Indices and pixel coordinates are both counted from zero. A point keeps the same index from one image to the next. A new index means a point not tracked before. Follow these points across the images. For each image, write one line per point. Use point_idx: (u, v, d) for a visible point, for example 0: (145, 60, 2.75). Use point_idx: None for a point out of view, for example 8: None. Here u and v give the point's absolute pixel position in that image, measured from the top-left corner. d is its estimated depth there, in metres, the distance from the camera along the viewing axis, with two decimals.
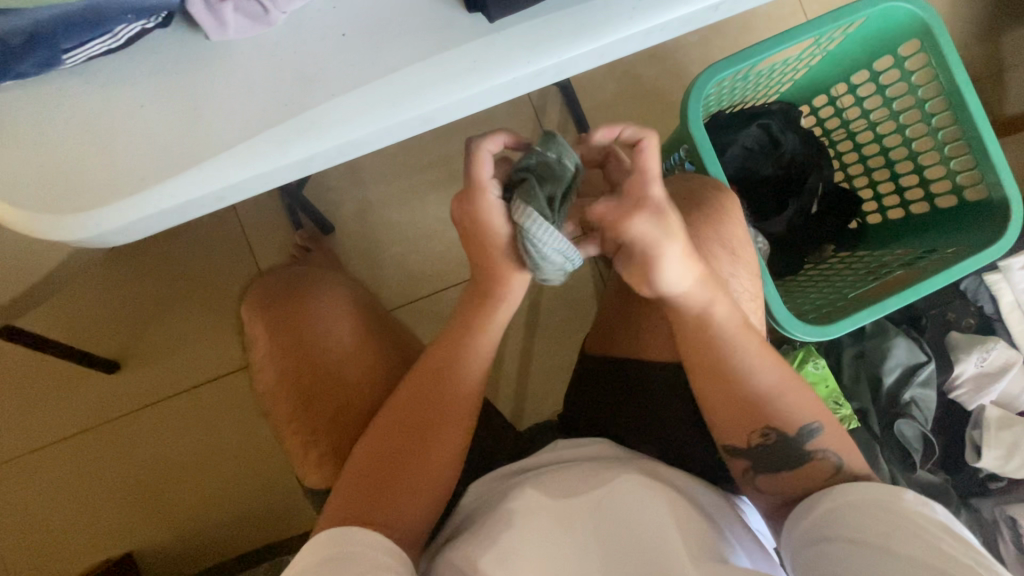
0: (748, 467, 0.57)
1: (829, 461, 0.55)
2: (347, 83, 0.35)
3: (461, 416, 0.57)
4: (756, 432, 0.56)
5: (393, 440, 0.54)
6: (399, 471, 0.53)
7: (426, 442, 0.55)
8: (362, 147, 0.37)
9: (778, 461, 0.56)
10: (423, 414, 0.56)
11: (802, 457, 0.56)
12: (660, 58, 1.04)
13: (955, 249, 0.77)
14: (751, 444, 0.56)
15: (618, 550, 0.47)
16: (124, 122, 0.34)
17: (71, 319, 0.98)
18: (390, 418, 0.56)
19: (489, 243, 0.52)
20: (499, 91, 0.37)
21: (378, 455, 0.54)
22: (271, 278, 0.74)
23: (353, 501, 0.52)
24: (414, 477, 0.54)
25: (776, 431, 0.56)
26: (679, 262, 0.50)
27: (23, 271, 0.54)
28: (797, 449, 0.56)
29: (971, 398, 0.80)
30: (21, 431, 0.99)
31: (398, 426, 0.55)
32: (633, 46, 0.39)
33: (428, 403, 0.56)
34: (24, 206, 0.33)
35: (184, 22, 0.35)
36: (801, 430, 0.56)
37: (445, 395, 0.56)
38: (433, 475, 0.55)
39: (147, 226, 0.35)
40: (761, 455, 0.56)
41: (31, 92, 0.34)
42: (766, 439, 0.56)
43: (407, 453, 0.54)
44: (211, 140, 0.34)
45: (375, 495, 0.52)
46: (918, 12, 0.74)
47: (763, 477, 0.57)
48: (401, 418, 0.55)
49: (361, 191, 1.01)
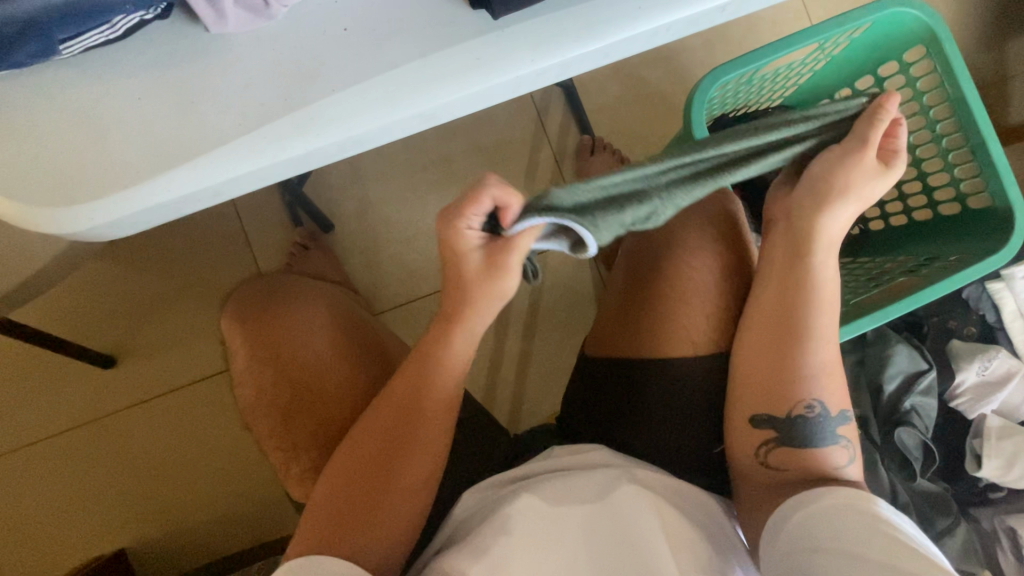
0: (773, 437, 0.56)
1: (845, 454, 0.56)
2: (347, 79, 0.34)
3: (439, 430, 0.57)
4: (801, 403, 0.56)
5: (372, 456, 0.54)
6: (375, 492, 0.53)
7: (404, 458, 0.54)
8: (363, 144, 0.37)
9: (804, 439, 0.55)
10: (404, 422, 0.55)
11: (826, 442, 0.56)
12: (664, 60, 1.03)
13: (958, 257, 0.77)
14: (791, 413, 0.56)
15: (609, 561, 0.47)
16: (119, 115, 0.34)
17: (68, 313, 0.98)
18: (365, 436, 0.55)
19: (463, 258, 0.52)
20: (502, 89, 0.36)
21: (354, 475, 0.54)
22: (246, 291, 0.79)
23: (334, 526, 0.51)
24: (391, 496, 0.53)
25: (819, 408, 0.56)
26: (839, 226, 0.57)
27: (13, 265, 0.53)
28: (824, 433, 0.56)
29: (972, 407, 0.79)
30: (15, 425, 0.98)
31: (376, 443, 0.55)
32: (638, 47, 0.39)
33: (406, 418, 0.55)
34: (15, 199, 0.32)
35: (184, 14, 0.34)
36: (837, 415, 0.56)
37: (420, 409, 0.56)
38: (413, 492, 0.54)
39: (141, 221, 0.35)
40: (794, 426, 0.56)
41: (27, 83, 0.34)
42: (809, 412, 0.56)
43: (386, 470, 0.54)
44: (208, 135, 0.34)
45: (355, 517, 0.52)
46: (924, 18, 0.73)
47: (783, 450, 0.56)
48: (376, 436, 0.55)
49: (362, 190, 1.01)
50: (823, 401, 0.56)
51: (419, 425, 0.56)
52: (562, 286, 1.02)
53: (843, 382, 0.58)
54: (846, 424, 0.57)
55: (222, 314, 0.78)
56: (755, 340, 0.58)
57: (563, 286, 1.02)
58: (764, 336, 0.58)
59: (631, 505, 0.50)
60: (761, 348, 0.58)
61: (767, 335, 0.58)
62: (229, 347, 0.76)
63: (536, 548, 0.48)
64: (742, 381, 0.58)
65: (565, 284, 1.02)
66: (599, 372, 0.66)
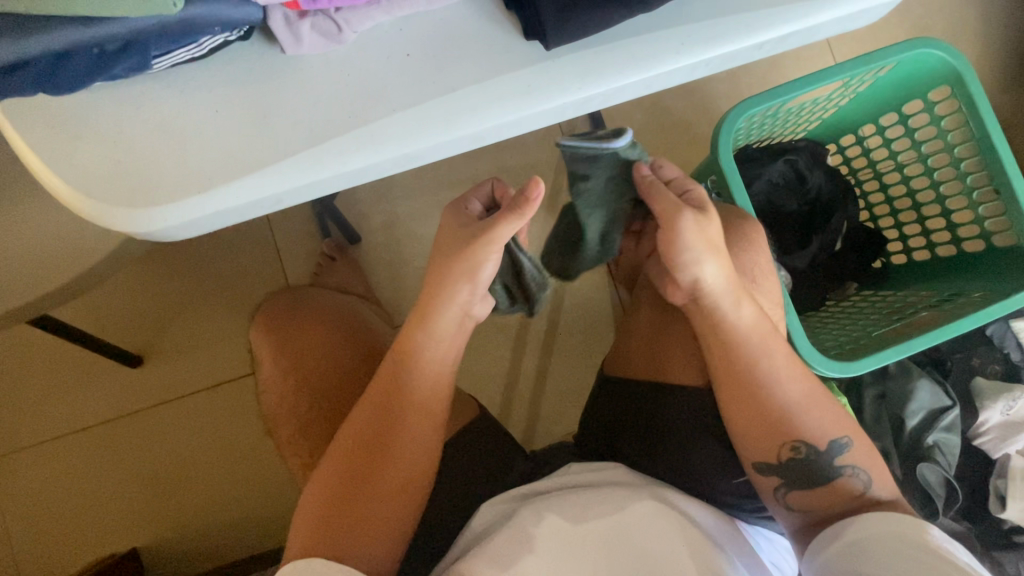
0: (779, 485, 0.57)
1: (858, 482, 0.56)
2: (408, 100, 0.37)
3: (417, 430, 0.57)
4: (786, 446, 0.56)
5: (348, 459, 0.55)
6: (356, 493, 0.54)
7: (383, 459, 0.55)
8: (417, 159, 0.39)
9: (808, 476, 0.56)
10: (382, 419, 0.57)
11: (833, 473, 0.56)
12: (689, 92, 1.06)
13: (983, 293, 0.78)
14: (781, 458, 0.56)
15: None
16: (197, 125, 0.36)
17: (103, 312, 1.01)
18: (344, 440, 0.57)
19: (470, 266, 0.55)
20: (549, 114, 0.39)
21: (336, 479, 0.55)
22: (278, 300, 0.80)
23: (322, 531, 0.52)
24: (371, 496, 0.54)
25: (807, 446, 0.56)
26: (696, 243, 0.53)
27: (63, 266, 0.56)
28: (828, 466, 0.56)
29: (995, 447, 0.78)
30: (43, 419, 1.01)
31: (353, 446, 0.56)
32: (678, 79, 0.41)
33: (381, 420, 0.57)
34: (98, 198, 0.35)
35: (262, 36, 0.37)
36: (831, 446, 0.56)
37: (396, 410, 0.57)
38: (395, 494, 0.55)
39: (208, 223, 0.37)
40: (791, 471, 0.57)
41: (116, 95, 0.36)
42: (796, 453, 0.56)
43: (363, 471, 0.55)
44: (277, 146, 0.36)
45: (340, 519, 0.53)
46: (950, 59, 0.75)
47: (794, 495, 0.57)
48: (353, 438, 0.56)
49: (390, 205, 1.04)
50: (808, 441, 0.56)
51: (398, 426, 0.57)
52: (581, 307, 1.03)
53: (836, 412, 0.58)
54: (846, 452, 0.57)
55: (253, 318, 0.79)
56: (726, 394, 0.58)
57: (582, 307, 1.03)
58: (735, 375, 0.57)
59: (647, 524, 0.51)
60: (747, 383, 0.57)
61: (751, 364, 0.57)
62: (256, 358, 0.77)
63: (557, 565, 0.48)
64: (739, 412, 0.57)
65: (583, 306, 1.03)
66: (620, 394, 0.67)
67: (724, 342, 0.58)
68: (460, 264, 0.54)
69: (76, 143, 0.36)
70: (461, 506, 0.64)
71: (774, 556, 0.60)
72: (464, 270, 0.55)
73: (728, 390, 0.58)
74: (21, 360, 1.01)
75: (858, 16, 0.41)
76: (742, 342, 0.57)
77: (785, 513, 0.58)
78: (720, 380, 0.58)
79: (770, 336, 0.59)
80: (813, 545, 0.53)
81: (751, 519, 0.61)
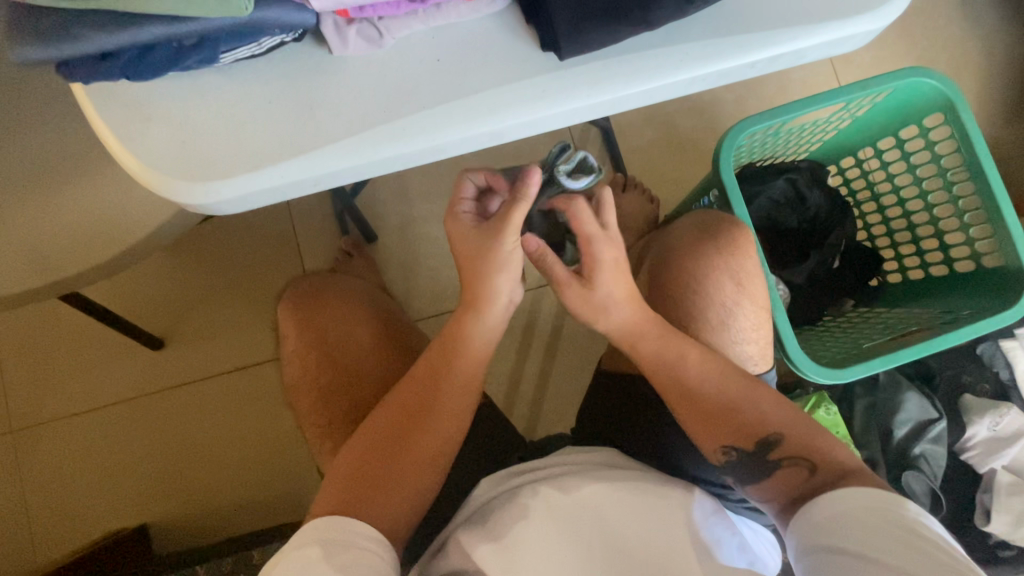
0: (742, 482, 0.61)
1: (801, 469, 0.58)
2: (436, 100, 0.42)
3: (454, 411, 0.62)
4: (718, 451, 0.61)
5: (386, 433, 0.60)
6: (368, 463, 0.58)
7: (414, 434, 0.60)
8: (441, 152, 0.44)
9: (754, 471, 0.60)
10: (401, 400, 0.61)
11: (771, 467, 0.59)
12: (697, 112, 1.13)
13: (973, 311, 0.81)
14: (720, 461, 0.61)
15: (619, 557, 0.51)
16: (252, 113, 0.41)
17: (131, 294, 1.07)
18: (385, 415, 0.61)
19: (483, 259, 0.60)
20: (561, 117, 0.44)
21: (369, 448, 0.59)
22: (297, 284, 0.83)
23: (344, 497, 0.56)
24: (383, 468, 0.58)
25: (736, 449, 0.60)
26: (578, 301, 0.63)
27: (109, 240, 0.61)
28: (764, 460, 0.59)
29: (982, 461, 0.81)
30: (68, 395, 1.06)
31: (392, 420, 0.60)
32: (677, 92, 0.46)
33: (420, 401, 0.61)
34: (164, 172, 0.40)
35: (313, 39, 0.42)
36: (760, 443, 0.60)
37: (437, 392, 0.62)
38: (421, 466, 0.59)
39: (254, 200, 0.42)
40: (741, 469, 0.60)
41: (184, 84, 0.41)
42: (729, 455, 0.60)
43: (400, 445, 0.59)
44: (319, 134, 0.41)
45: (360, 486, 0.57)
46: (942, 88, 0.79)
47: (754, 488, 0.60)
48: (393, 412, 0.61)
49: (407, 206, 1.10)
50: (736, 443, 0.60)
51: (437, 406, 0.61)
52: None
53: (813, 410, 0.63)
54: (780, 446, 0.59)
55: (279, 300, 0.83)
56: (711, 386, 0.62)
57: None
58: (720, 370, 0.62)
59: (633, 507, 0.55)
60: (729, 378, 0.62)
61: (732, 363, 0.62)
62: (281, 332, 0.82)
63: (553, 539, 0.52)
64: (725, 405, 0.61)
65: None
66: (618, 387, 0.71)
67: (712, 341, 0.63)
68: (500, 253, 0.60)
69: (146, 125, 0.41)
70: (462, 484, 0.68)
71: (758, 545, 0.63)
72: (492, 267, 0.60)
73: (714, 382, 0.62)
74: (52, 337, 1.07)
75: (845, 43, 0.45)
76: None
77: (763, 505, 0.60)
78: (705, 373, 0.62)
79: None
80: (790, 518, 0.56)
81: (738, 508, 0.66)
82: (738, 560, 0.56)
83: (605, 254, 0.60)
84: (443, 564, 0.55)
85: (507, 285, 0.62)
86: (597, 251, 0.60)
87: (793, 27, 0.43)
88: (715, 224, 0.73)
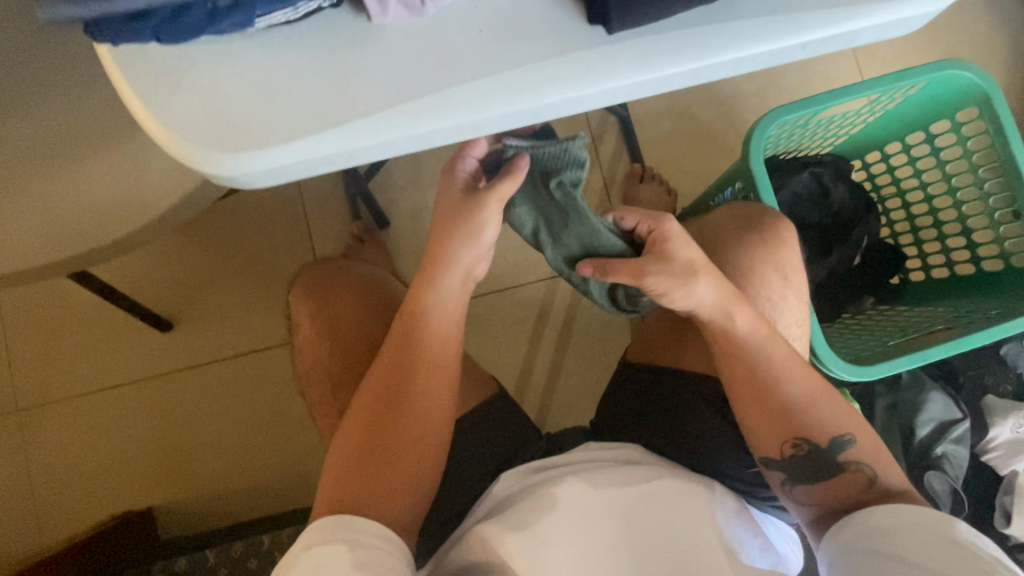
0: (800, 480, 0.60)
1: (862, 475, 0.59)
2: (478, 73, 0.40)
3: (437, 388, 0.60)
4: (788, 443, 0.60)
5: (369, 419, 0.59)
6: (377, 450, 0.57)
7: (418, 419, 0.59)
8: (478, 130, 0.42)
9: (812, 471, 0.60)
10: (398, 384, 0.60)
11: (835, 468, 0.59)
12: (717, 104, 1.11)
13: (999, 311, 0.80)
14: (784, 454, 0.60)
15: (645, 554, 0.50)
16: (286, 81, 0.40)
17: (140, 274, 1.05)
18: (363, 403, 0.60)
19: (457, 233, 0.58)
20: (606, 96, 0.42)
21: (360, 436, 0.58)
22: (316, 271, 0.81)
23: (350, 489, 0.56)
24: (393, 456, 0.57)
25: (809, 443, 0.59)
26: (665, 278, 0.58)
27: (126, 216, 0.60)
28: (829, 460, 0.59)
29: (1003, 463, 0.80)
30: (75, 375, 1.04)
31: (371, 408, 0.59)
32: (724, 73, 0.44)
33: (422, 384, 0.60)
34: (193, 141, 0.38)
35: (350, 7, 0.41)
36: (832, 442, 0.59)
37: (412, 372, 0.60)
38: (417, 450, 0.58)
39: (284, 174, 0.40)
40: (795, 466, 0.60)
41: (212, 49, 0.40)
42: (797, 450, 0.60)
43: (388, 429, 0.58)
44: (355, 105, 0.39)
45: (372, 476, 0.56)
46: (979, 81, 0.78)
47: (802, 489, 0.60)
48: (371, 399, 0.60)
49: (421, 192, 1.08)
50: (810, 438, 0.59)
51: (411, 386, 0.60)
52: (599, 305, 1.06)
53: (846, 407, 0.61)
54: (848, 448, 0.59)
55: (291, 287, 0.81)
56: (743, 381, 0.61)
57: (600, 305, 1.06)
58: (751, 363, 0.61)
59: (659, 505, 0.54)
60: (762, 374, 0.60)
61: (764, 356, 0.61)
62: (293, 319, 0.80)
63: (575, 535, 0.51)
64: (756, 400, 0.60)
65: (601, 303, 1.06)
66: (644, 379, 0.69)
67: (745, 333, 0.61)
68: (463, 228, 0.57)
69: (175, 90, 0.39)
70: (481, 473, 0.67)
71: (782, 543, 0.63)
72: (465, 235, 0.58)
73: (745, 376, 0.61)
74: (58, 316, 1.05)
75: (900, 26, 0.43)
76: (746, 341, 0.61)
77: (796, 507, 0.61)
78: (736, 368, 0.61)
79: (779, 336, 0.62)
80: (832, 528, 0.56)
81: (763, 507, 0.65)
82: (760, 563, 0.54)
83: (669, 224, 0.61)
84: (460, 555, 0.54)
85: (470, 257, 0.60)
86: (663, 223, 0.61)
87: (850, 6, 0.41)
88: (745, 217, 0.72)
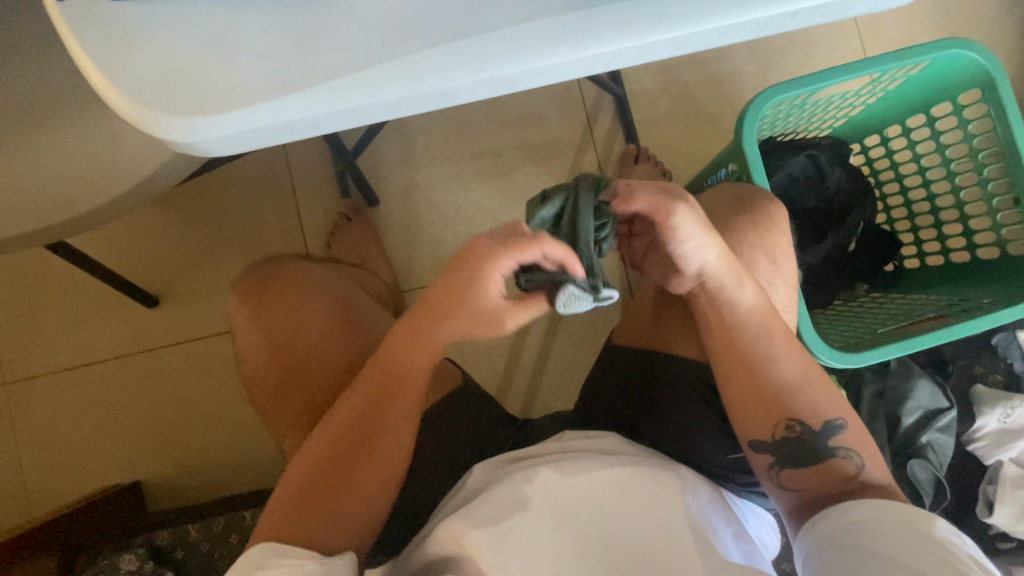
0: (780, 465, 0.59)
1: (850, 464, 0.58)
2: (448, 36, 0.38)
3: (405, 433, 0.58)
4: (781, 425, 0.59)
5: (334, 446, 0.55)
6: (338, 483, 0.54)
7: (382, 456, 0.56)
8: (449, 99, 0.40)
9: (801, 456, 0.59)
10: (371, 419, 0.56)
11: (825, 454, 0.58)
12: (717, 83, 1.08)
13: (992, 299, 0.79)
14: (775, 436, 0.59)
15: (613, 554, 0.49)
16: (246, 41, 0.38)
17: (123, 249, 1.04)
18: (332, 427, 0.56)
19: (463, 318, 0.53)
20: (584, 64, 0.40)
21: (320, 461, 0.55)
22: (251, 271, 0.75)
23: (302, 511, 0.52)
24: (354, 492, 0.54)
25: (802, 425, 0.58)
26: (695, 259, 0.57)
27: (93, 186, 0.58)
28: (820, 446, 0.59)
29: (989, 453, 0.79)
30: (58, 350, 1.04)
31: (334, 443, 0.56)
32: (709, 44, 0.41)
33: (394, 424, 0.57)
34: (147, 105, 0.37)
35: None
36: (825, 427, 0.59)
37: (385, 410, 0.57)
38: (374, 490, 0.56)
39: (245, 142, 0.39)
40: (783, 451, 0.59)
41: (169, 8, 0.38)
42: (789, 432, 0.59)
43: (353, 461, 0.55)
44: (321, 69, 0.38)
45: (330, 502, 0.53)
46: (983, 62, 0.75)
47: (788, 473, 0.59)
48: (335, 436, 0.56)
49: (410, 170, 1.06)
50: (803, 420, 0.59)
51: (383, 427, 0.56)
52: None
53: (831, 394, 0.60)
54: (839, 434, 0.59)
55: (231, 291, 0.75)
56: (726, 366, 0.60)
57: None
58: (734, 349, 0.60)
59: (632, 499, 0.53)
60: (745, 360, 0.59)
61: (750, 341, 0.60)
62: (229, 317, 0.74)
63: (545, 530, 0.50)
64: (739, 385, 0.60)
65: None
66: (629, 364, 0.68)
67: (733, 318, 0.60)
68: (466, 315, 0.53)
69: (128, 50, 0.37)
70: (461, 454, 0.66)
71: (758, 530, 0.63)
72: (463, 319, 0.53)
73: (729, 361, 0.60)
74: (42, 290, 1.04)
75: None
76: (731, 328, 0.59)
77: (778, 492, 0.60)
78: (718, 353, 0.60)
79: (757, 321, 0.60)
80: (812, 521, 0.55)
81: (741, 492, 0.64)
82: (735, 553, 0.53)
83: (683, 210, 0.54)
84: (429, 551, 0.53)
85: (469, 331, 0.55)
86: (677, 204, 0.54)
87: None
88: (737, 199, 0.70)
